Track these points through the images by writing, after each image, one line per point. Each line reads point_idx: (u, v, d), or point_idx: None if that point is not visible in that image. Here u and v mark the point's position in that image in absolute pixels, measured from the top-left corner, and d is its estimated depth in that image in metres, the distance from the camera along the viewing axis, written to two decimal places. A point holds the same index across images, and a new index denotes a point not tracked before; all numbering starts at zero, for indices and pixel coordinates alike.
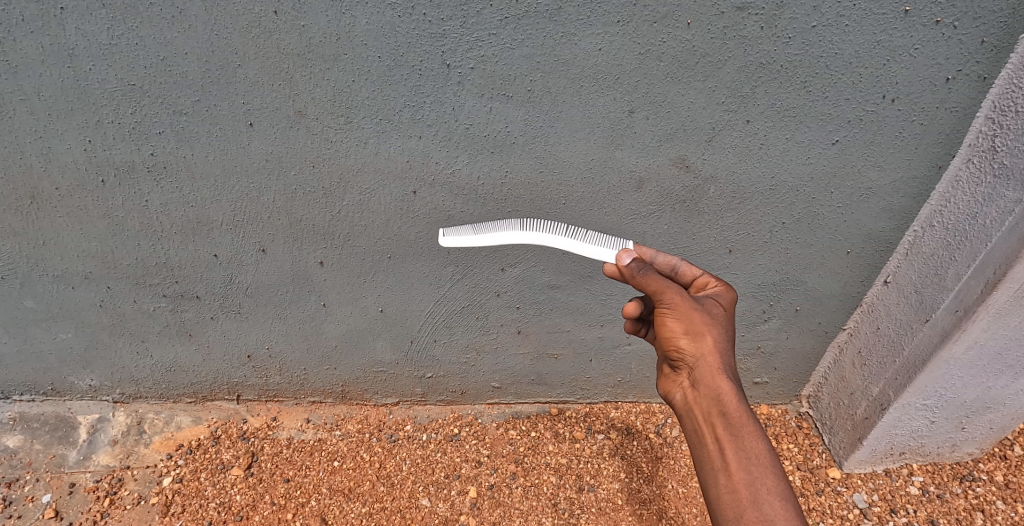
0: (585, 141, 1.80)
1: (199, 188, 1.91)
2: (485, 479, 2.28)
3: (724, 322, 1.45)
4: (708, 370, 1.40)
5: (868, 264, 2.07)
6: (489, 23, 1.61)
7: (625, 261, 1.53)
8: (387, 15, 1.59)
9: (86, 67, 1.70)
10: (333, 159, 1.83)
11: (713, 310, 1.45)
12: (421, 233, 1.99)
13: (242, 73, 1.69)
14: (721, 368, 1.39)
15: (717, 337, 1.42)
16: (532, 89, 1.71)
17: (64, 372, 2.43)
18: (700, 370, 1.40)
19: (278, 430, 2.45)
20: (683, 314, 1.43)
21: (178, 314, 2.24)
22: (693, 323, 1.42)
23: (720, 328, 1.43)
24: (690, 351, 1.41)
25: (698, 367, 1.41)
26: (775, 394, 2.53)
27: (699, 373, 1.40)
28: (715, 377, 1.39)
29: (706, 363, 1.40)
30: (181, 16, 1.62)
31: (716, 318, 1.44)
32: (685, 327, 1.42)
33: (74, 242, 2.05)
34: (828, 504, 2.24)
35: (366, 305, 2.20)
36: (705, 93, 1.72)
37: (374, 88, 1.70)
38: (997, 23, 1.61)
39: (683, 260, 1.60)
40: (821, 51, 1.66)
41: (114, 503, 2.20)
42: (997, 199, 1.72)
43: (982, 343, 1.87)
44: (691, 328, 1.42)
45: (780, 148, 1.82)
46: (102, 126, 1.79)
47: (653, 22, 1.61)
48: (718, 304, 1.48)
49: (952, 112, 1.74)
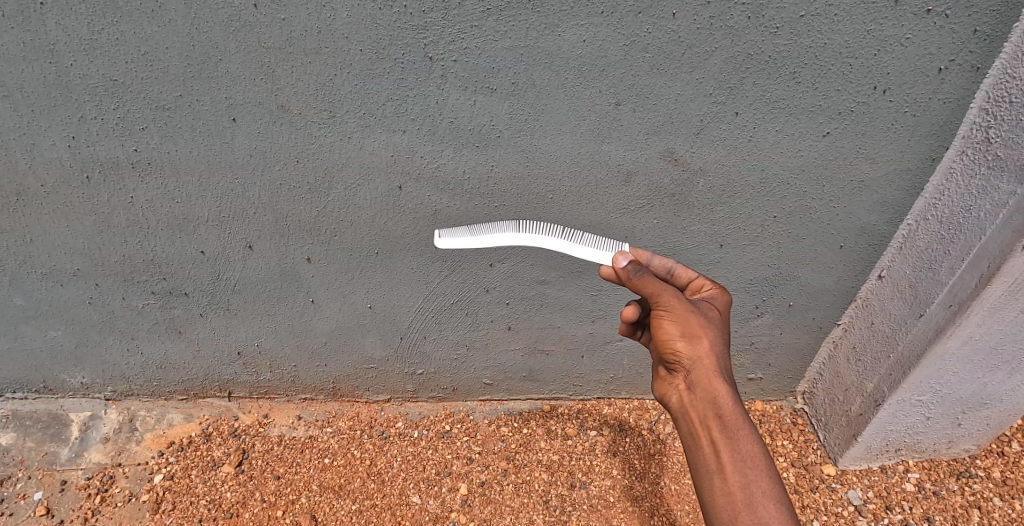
0: (571, 135, 1.78)
1: (184, 184, 1.89)
2: (476, 476, 2.27)
3: (719, 326, 1.42)
4: (704, 373, 1.37)
5: (861, 258, 2.04)
6: (471, 15, 1.59)
7: (622, 263, 1.51)
8: (367, 8, 1.58)
9: (67, 62, 1.69)
10: (317, 154, 1.82)
11: (709, 313, 1.43)
12: (408, 229, 1.97)
13: (223, 67, 1.67)
14: (718, 371, 1.37)
15: (713, 340, 1.39)
16: (516, 81, 1.69)
17: (55, 369, 2.43)
18: (696, 374, 1.38)
19: (269, 426, 2.44)
20: (680, 316, 1.40)
21: (167, 311, 2.24)
22: (690, 327, 1.39)
23: (716, 331, 1.41)
24: (687, 354, 1.39)
25: (694, 370, 1.39)
26: (770, 390, 2.50)
27: (696, 376, 1.38)
28: (711, 380, 1.36)
29: (702, 366, 1.38)
30: (160, 10, 1.60)
31: (712, 321, 1.42)
32: (682, 331, 1.40)
33: (62, 240, 2.04)
34: (822, 501, 2.21)
35: (355, 302, 2.18)
36: (692, 84, 1.70)
37: (357, 82, 1.69)
38: (990, 11, 1.58)
39: (679, 262, 1.58)
40: (809, 41, 1.64)
41: (105, 500, 2.20)
42: (991, 192, 1.69)
43: (977, 338, 1.84)
44: (688, 331, 1.40)
45: (770, 140, 1.80)
46: (85, 122, 1.78)
47: (637, 13, 1.59)
48: (714, 307, 1.46)
49: (945, 102, 1.72)
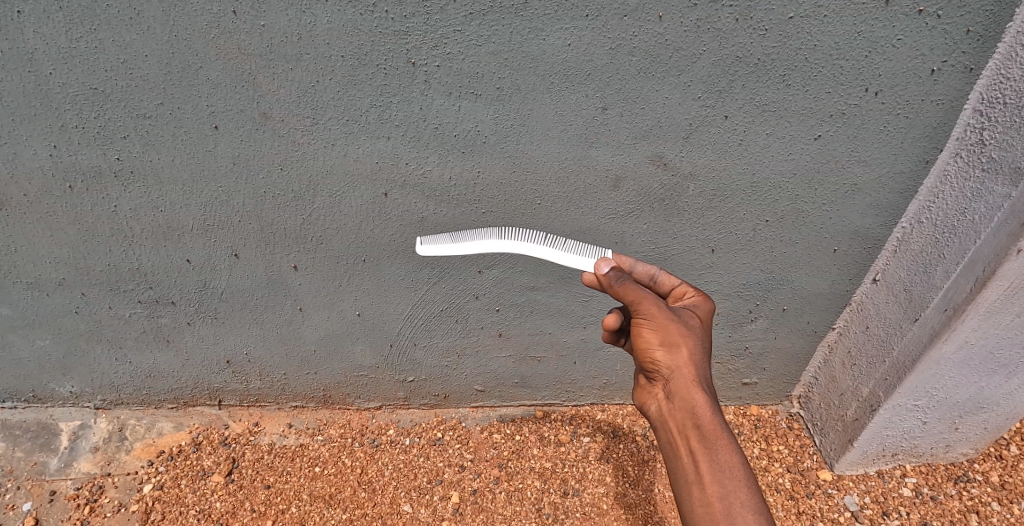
0: (558, 141, 1.75)
1: (167, 192, 1.87)
2: (468, 485, 2.24)
3: (700, 334, 1.40)
4: (683, 382, 1.35)
5: (855, 261, 2.02)
6: (454, 19, 1.56)
7: (603, 269, 1.40)
8: (348, 13, 1.55)
9: (46, 70, 1.66)
10: (300, 162, 1.79)
11: (689, 320, 1.41)
12: (395, 235, 1.95)
13: (203, 75, 1.65)
14: (697, 380, 1.35)
15: (693, 349, 1.37)
16: (501, 86, 1.66)
17: (44, 379, 2.40)
18: (675, 382, 1.36)
19: (260, 435, 2.42)
20: (660, 325, 1.38)
21: (155, 320, 2.21)
22: (669, 335, 1.37)
23: (696, 340, 1.38)
24: (666, 363, 1.37)
25: (673, 380, 1.36)
26: (765, 394, 2.47)
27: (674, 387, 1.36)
28: (690, 388, 1.34)
29: (681, 375, 1.36)
30: (139, 17, 1.58)
31: (692, 329, 1.39)
32: (661, 339, 1.37)
33: (47, 249, 2.02)
34: (818, 507, 2.18)
35: (343, 309, 2.15)
36: (680, 88, 1.67)
37: (339, 89, 1.66)
38: (983, 11, 1.55)
39: (662, 270, 1.54)
40: (799, 43, 1.61)
41: (94, 511, 2.18)
42: (986, 195, 1.66)
43: (973, 342, 1.82)
44: (667, 339, 1.37)
45: (760, 144, 1.77)
46: (66, 131, 1.76)
47: (623, 16, 1.56)
48: (695, 316, 1.43)
49: (937, 104, 1.69)
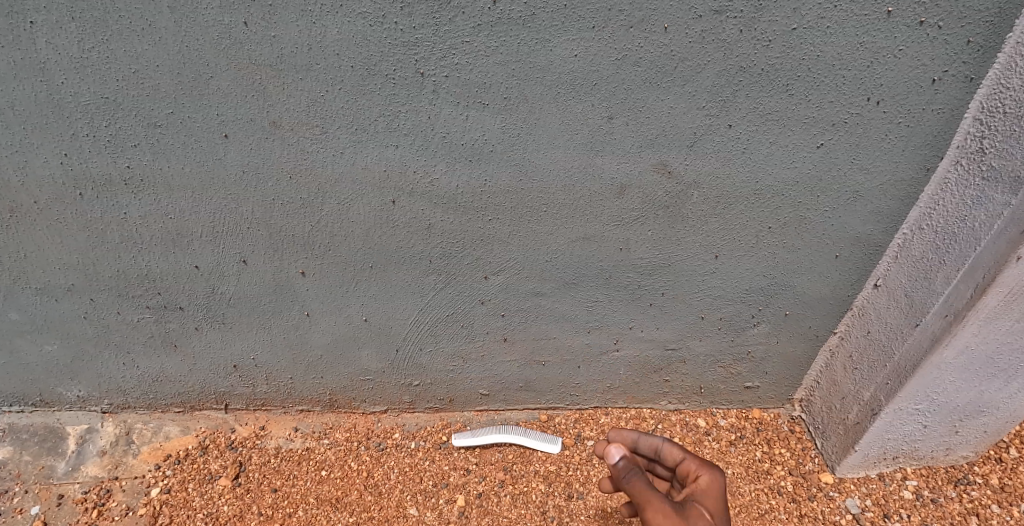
0: (564, 149, 1.77)
1: (177, 200, 1.89)
2: (474, 488, 2.26)
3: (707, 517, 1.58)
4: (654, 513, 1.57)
5: (857, 266, 2.04)
6: (462, 30, 1.59)
7: (616, 458, 1.66)
8: (358, 24, 1.58)
9: (59, 80, 1.68)
10: (309, 169, 1.81)
11: (696, 513, 1.60)
12: (402, 242, 1.97)
13: (214, 85, 1.67)
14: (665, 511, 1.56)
15: (661, 501, 1.57)
16: (509, 96, 1.68)
17: (51, 383, 2.42)
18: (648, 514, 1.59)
19: (266, 439, 2.44)
20: (638, 494, 1.61)
21: (162, 325, 2.23)
22: (642, 496, 1.59)
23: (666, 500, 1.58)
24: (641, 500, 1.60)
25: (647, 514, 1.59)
26: (767, 398, 2.49)
27: None
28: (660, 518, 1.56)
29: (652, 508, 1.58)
30: (151, 28, 1.60)
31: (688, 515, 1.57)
32: (638, 493, 1.60)
33: (56, 255, 2.04)
34: (820, 510, 2.19)
35: (350, 314, 2.17)
36: (685, 97, 1.69)
37: (349, 98, 1.68)
38: (983, 23, 1.58)
39: (667, 444, 1.79)
40: (802, 54, 1.63)
41: (102, 514, 2.20)
42: (986, 203, 1.68)
43: (974, 347, 1.84)
44: (641, 497, 1.60)
45: (764, 152, 1.79)
46: (77, 139, 1.78)
47: (629, 27, 1.59)
48: (703, 508, 1.61)
49: (938, 113, 1.71)
